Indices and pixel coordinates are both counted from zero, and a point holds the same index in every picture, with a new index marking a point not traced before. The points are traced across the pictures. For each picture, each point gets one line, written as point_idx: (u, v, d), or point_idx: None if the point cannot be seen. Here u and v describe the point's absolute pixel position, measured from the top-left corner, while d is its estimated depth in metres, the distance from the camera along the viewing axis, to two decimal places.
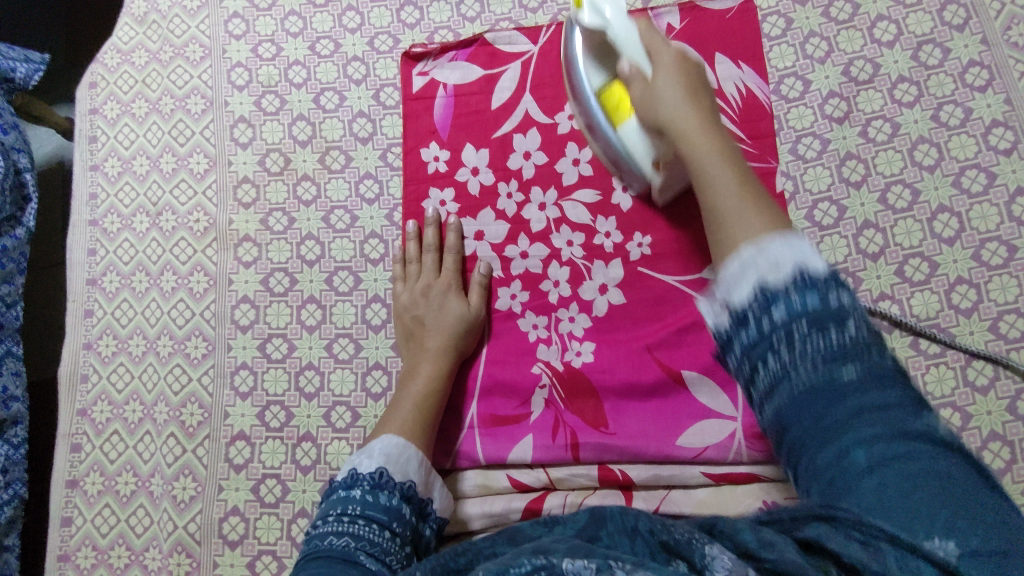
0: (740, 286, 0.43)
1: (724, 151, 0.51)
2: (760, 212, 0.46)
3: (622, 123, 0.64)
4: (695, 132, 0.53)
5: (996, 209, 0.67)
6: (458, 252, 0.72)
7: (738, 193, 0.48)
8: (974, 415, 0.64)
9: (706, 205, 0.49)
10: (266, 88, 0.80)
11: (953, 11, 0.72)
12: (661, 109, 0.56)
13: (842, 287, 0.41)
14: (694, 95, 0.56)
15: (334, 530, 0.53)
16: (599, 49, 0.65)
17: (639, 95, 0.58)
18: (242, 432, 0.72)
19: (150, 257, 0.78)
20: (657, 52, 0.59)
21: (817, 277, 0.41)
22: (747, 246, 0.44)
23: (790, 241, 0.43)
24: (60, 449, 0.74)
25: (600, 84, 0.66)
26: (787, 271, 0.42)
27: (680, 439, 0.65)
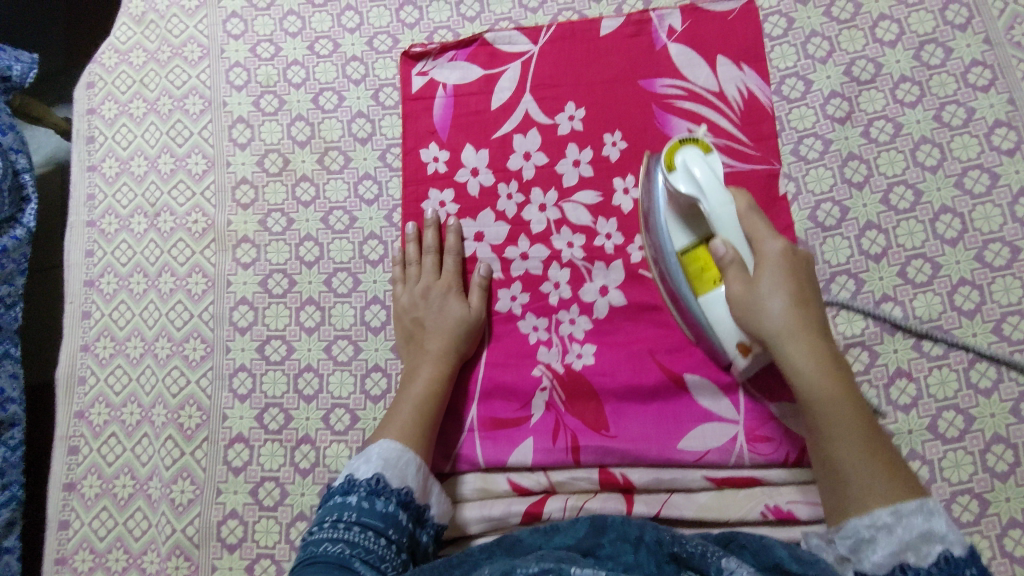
0: (871, 548, 0.49)
1: (848, 402, 0.54)
2: (886, 471, 0.52)
3: (705, 293, 0.61)
4: (813, 374, 0.55)
5: (999, 209, 0.67)
6: (457, 254, 0.72)
7: (863, 448, 0.53)
8: (977, 418, 0.63)
9: (834, 460, 0.54)
10: (264, 89, 0.80)
11: (956, 11, 0.71)
12: (770, 312, 0.57)
13: (974, 567, 0.46)
14: (806, 311, 0.57)
15: (329, 536, 0.53)
16: (685, 211, 0.62)
17: (739, 293, 0.58)
18: (241, 434, 0.71)
19: (147, 259, 0.77)
20: (761, 245, 0.58)
21: (960, 564, 0.46)
22: (882, 510, 0.50)
23: (924, 508, 0.49)
24: (58, 452, 0.74)
25: (684, 246, 0.62)
26: (931, 549, 0.47)
27: (682, 443, 0.64)
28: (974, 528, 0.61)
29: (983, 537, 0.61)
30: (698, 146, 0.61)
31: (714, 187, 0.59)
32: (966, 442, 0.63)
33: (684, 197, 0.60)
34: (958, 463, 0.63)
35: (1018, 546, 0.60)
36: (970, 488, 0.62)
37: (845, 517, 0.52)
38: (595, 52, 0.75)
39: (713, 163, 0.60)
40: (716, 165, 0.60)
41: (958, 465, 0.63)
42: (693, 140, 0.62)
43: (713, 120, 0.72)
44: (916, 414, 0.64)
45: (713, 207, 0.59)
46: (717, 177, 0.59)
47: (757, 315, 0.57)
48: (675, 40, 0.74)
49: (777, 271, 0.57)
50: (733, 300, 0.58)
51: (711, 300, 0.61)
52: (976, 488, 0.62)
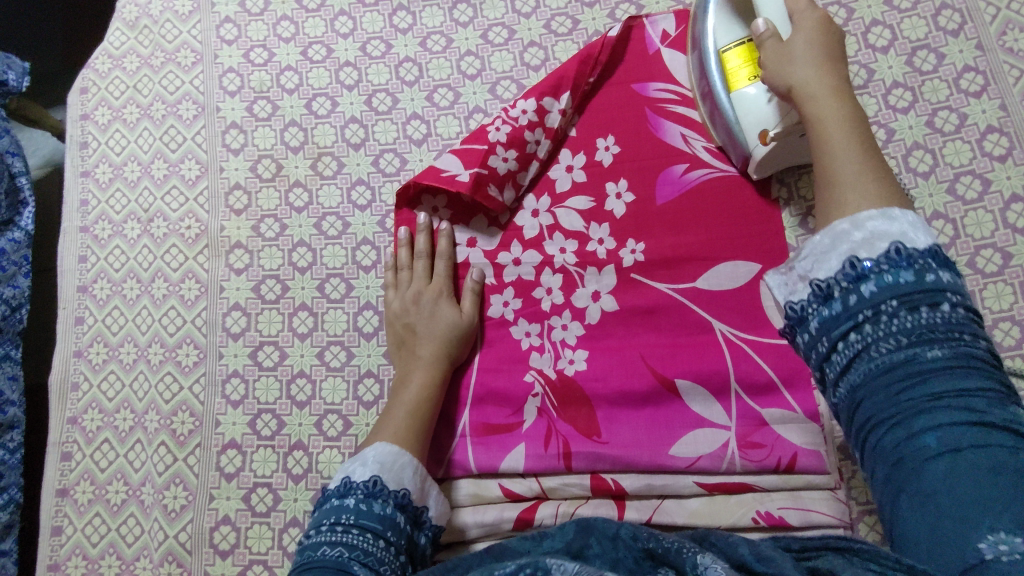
0: (829, 260, 0.45)
1: (858, 114, 0.52)
2: (871, 192, 0.47)
3: (738, 88, 0.65)
4: (826, 98, 0.54)
5: (991, 215, 0.67)
6: (449, 259, 0.72)
7: (860, 146, 0.50)
8: None
9: (824, 164, 0.51)
10: (257, 94, 0.80)
11: (948, 17, 0.72)
12: (794, 72, 0.56)
13: (941, 268, 0.43)
14: (834, 64, 0.56)
15: (328, 540, 0.53)
16: (738, 7, 0.67)
17: (769, 53, 0.59)
18: (233, 440, 0.71)
19: (140, 265, 0.77)
20: (800, 16, 0.59)
21: (914, 253, 0.43)
22: (842, 220, 0.46)
23: (889, 216, 0.45)
24: (50, 457, 0.74)
25: (725, 44, 0.66)
26: (883, 244, 0.44)
27: (673, 448, 0.64)
28: None
29: None
30: None
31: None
32: None
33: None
34: None
35: None
36: None
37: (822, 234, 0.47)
38: None
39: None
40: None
41: None
42: None
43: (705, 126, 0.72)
44: None
45: None
46: None
47: (781, 62, 0.57)
48: (669, 46, 0.74)
49: (807, 26, 0.58)
50: (764, 64, 0.59)
51: (741, 95, 0.65)
52: None
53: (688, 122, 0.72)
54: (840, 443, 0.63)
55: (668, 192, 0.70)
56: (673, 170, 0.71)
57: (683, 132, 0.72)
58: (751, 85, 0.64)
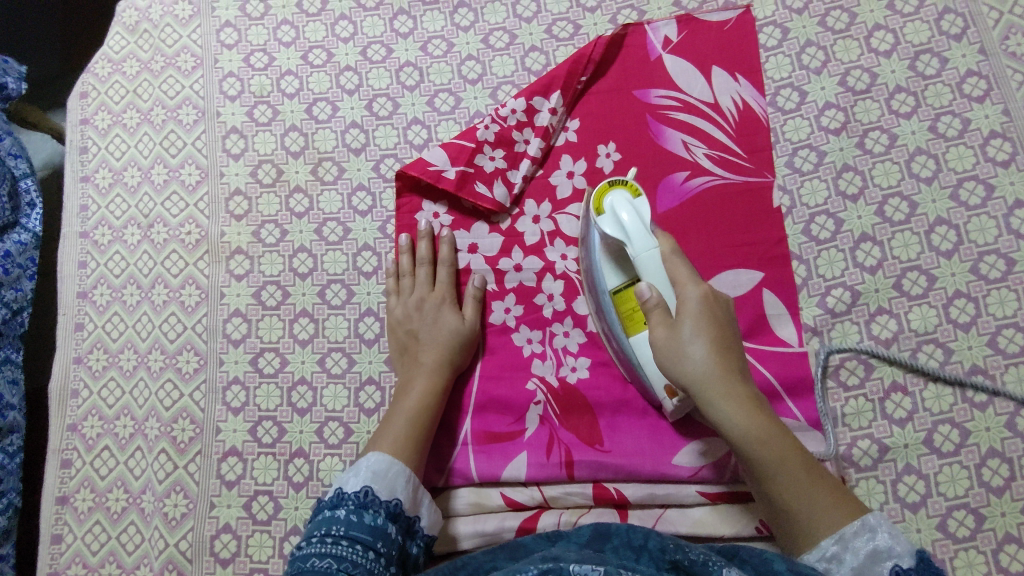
0: (834, 572, 0.49)
1: (773, 430, 0.53)
2: (826, 488, 0.52)
3: (635, 334, 0.61)
4: (742, 416, 0.53)
5: (994, 221, 0.67)
6: (451, 266, 0.72)
7: (804, 463, 0.53)
8: (972, 431, 0.63)
9: (767, 470, 0.53)
10: (257, 98, 0.80)
11: (951, 21, 0.71)
12: (693, 351, 0.54)
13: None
14: (728, 353, 0.55)
15: (317, 551, 0.52)
16: (618, 256, 0.62)
17: (662, 339, 0.56)
18: (234, 448, 0.71)
19: (140, 270, 0.77)
20: (682, 296, 0.56)
21: (909, 574, 0.46)
22: (825, 538, 0.50)
23: (866, 526, 0.49)
24: (50, 465, 0.73)
25: (616, 287, 0.62)
26: (882, 567, 0.47)
27: (676, 458, 0.64)
28: (969, 544, 0.60)
29: (978, 552, 0.60)
30: (627, 188, 0.61)
31: (640, 231, 0.59)
32: (961, 457, 0.62)
33: (612, 240, 0.61)
34: (954, 478, 0.62)
35: (1014, 562, 0.60)
36: (965, 503, 0.61)
37: (800, 549, 0.51)
38: None
39: (641, 206, 0.60)
40: (645, 208, 0.61)
41: (954, 480, 0.62)
42: (620, 181, 0.62)
43: (707, 133, 0.71)
44: (910, 428, 0.63)
45: (636, 251, 0.59)
46: (643, 219, 0.60)
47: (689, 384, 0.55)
48: (671, 52, 0.74)
49: (694, 340, 0.54)
50: (657, 344, 0.56)
51: (638, 342, 0.61)
52: (971, 503, 0.61)
53: (690, 129, 0.71)
54: (843, 452, 0.64)
55: (670, 200, 0.70)
56: (675, 177, 0.70)
57: (684, 139, 0.71)
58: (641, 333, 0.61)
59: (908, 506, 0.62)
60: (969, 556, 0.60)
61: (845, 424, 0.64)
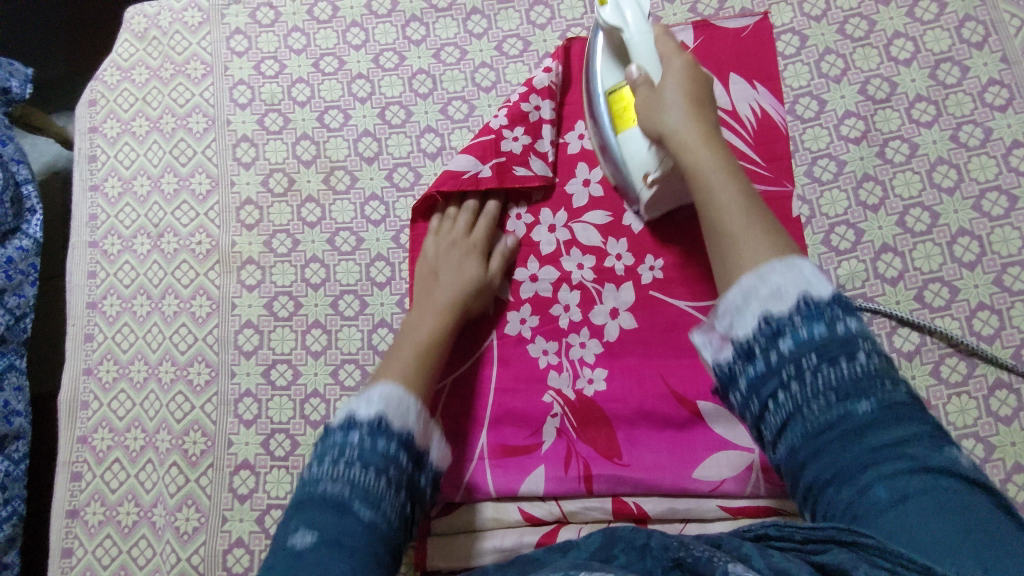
0: (743, 317, 0.49)
1: (732, 171, 0.56)
2: (771, 240, 0.51)
3: (625, 131, 0.64)
4: (693, 139, 0.57)
5: (1017, 232, 0.66)
6: (491, 218, 0.71)
7: (748, 214, 0.53)
8: (997, 446, 0.62)
9: (721, 221, 0.53)
10: (268, 106, 0.79)
11: (971, 29, 0.70)
12: (667, 118, 0.59)
13: (848, 315, 0.47)
14: (703, 117, 0.59)
15: (330, 475, 0.54)
16: (617, 49, 0.67)
17: (644, 103, 0.61)
18: (246, 461, 0.70)
19: (151, 280, 0.76)
20: (669, 64, 0.62)
21: (823, 305, 0.47)
22: (747, 274, 0.50)
23: (794, 266, 0.49)
24: (60, 478, 0.72)
25: (611, 86, 0.66)
26: (792, 293, 0.48)
27: (696, 472, 0.63)
28: None
29: None
30: None
31: (636, 22, 0.64)
32: (986, 471, 0.61)
33: (611, 30, 0.65)
34: None
35: None
36: None
37: (734, 280, 0.50)
38: None
39: (642, 4, 0.65)
40: (644, 5, 0.65)
41: None
42: None
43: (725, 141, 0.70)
44: None
45: (631, 37, 0.64)
46: (643, 19, 0.64)
47: (653, 104, 0.60)
48: None
49: (671, 74, 0.61)
50: (641, 107, 0.62)
51: (629, 136, 0.64)
52: None
53: None
54: None
55: (688, 209, 0.69)
56: None
57: None
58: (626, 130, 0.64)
59: None
60: None
61: None
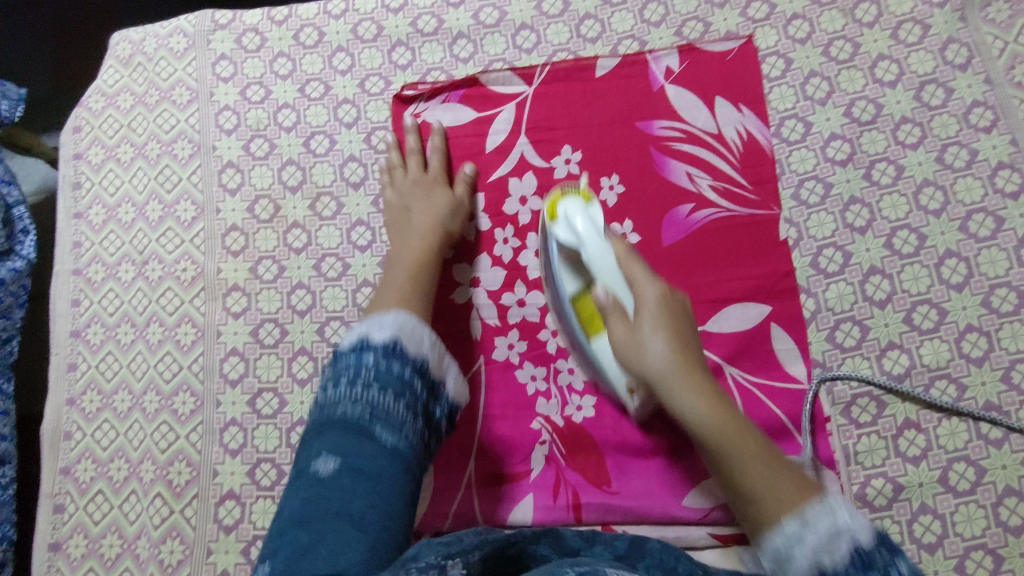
0: (794, 565, 0.46)
1: (731, 419, 0.53)
2: (785, 473, 0.51)
3: (596, 338, 0.62)
4: (691, 397, 0.53)
5: (1005, 254, 0.66)
6: (443, 153, 0.74)
7: (760, 456, 0.52)
8: (988, 469, 0.61)
9: (736, 466, 0.52)
10: (254, 132, 0.79)
11: (955, 50, 0.71)
12: (654, 360, 0.54)
13: (897, 557, 0.46)
14: (685, 347, 0.55)
15: (348, 395, 0.57)
16: (573, 258, 0.63)
17: (622, 340, 0.56)
18: (232, 491, 0.69)
19: (135, 308, 0.75)
20: (639, 290, 0.57)
21: (872, 553, 0.45)
22: (791, 520, 0.47)
23: (827, 507, 0.47)
24: (43, 510, 0.71)
25: (573, 291, 0.62)
26: (841, 549, 0.46)
27: (686, 499, 0.63)
28: None
29: None
30: (580, 197, 0.63)
31: (592, 235, 0.60)
32: (977, 495, 0.61)
33: (568, 245, 0.61)
34: (970, 518, 0.61)
35: None
36: (982, 544, 0.60)
37: (762, 536, 0.49)
38: (591, 94, 0.74)
39: (593, 212, 0.62)
40: (597, 214, 0.62)
41: (971, 520, 0.61)
42: (574, 191, 0.64)
43: (711, 164, 0.70)
44: (925, 466, 0.62)
45: (591, 253, 0.59)
46: (597, 225, 0.61)
47: (631, 360, 0.56)
48: (673, 82, 0.73)
49: (643, 330, 0.55)
50: (617, 342, 0.57)
51: (600, 342, 0.62)
52: (989, 543, 0.60)
53: (694, 160, 0.70)
54: (856, 491, 0.62)
55: (675, 233, 0.69)
56: (680, 211, 0.69)
57: (688, 171, 0.70)
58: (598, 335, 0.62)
59: (924, 546, 0.60)
60: None
61: (857, 463, 0.63)
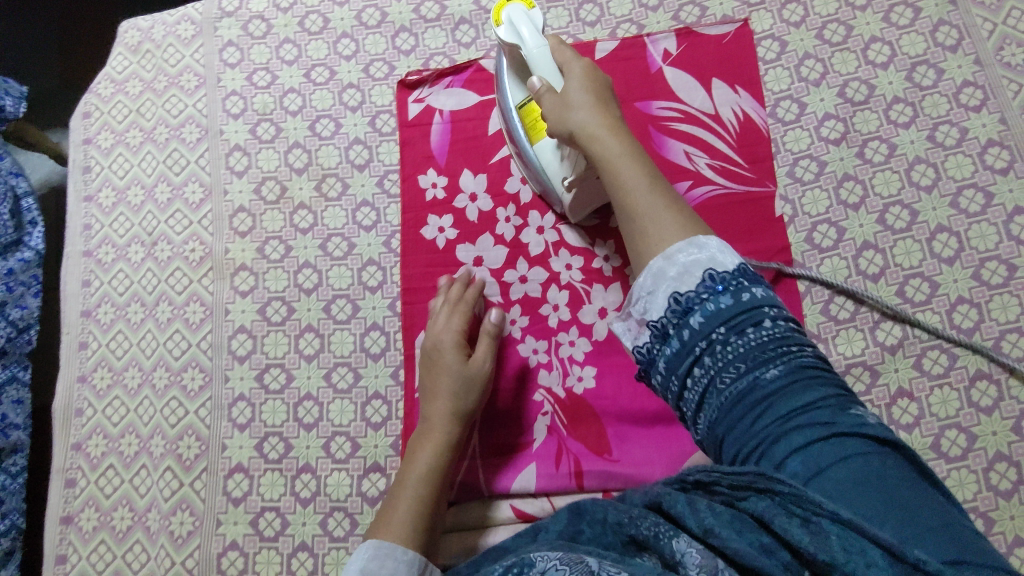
0: (657, 295, 0.50)
1: (633, 160, 0.57)
2: (672, 216, 0.54)
3: (538, 142, 0.67)
4: (592, 118, 0.59)
5: (994, 228, 0.67)
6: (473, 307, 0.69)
7: (650, 188, 0.55)
8: (979, 436, 0.63)
9: (630, 225, 0.55)
10: (261, 116, 0.80)
11: (945, 33, 0.72)
12: (572, 119, 0.60)
13: (753, 283, 0.49)
14: (606, 108, 0.60)
15: None
16: (519, 66, 0.68)
17: (551, 109, 0.62)
18: (240, 464, 0.71)
19: (145, 288, 0.77)
20: (569, 70, 0.62)
21: (728, 277, 0.49)
22: (657, 257, 0.51)
23: (696, 245, 0.51)
24: (54, 485, 0.73)
25: (521, 100, 0.68)
26: (696, 276, 0.49)
27: (684, 467, 0.65)
28: None
29: None
30: (524, 3, 0.65)
31: (533, 37, 0.64)
32: (969, 461, 0.63)
33: (509, 47, 0.65)
34: (962, 483, 0.62)
35: None
36: (974, 507, 0.62)
37: (639, 272, 0.53)
38: None
39: (535, 19, 0.65)
40: (538, 21, 0.65)
41: (962, 485, 0.62)
42: None
43: (708, 143, 0.72)
44: (917, 433, 0.64)
45: (529, 53, 0.64)
46: (540, 32, 0.64)
47: (561, 109, 0.61)
48: (670, 64, 0.75)
49: (570, 95, 0.61)
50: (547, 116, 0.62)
51: (542, 147, 0.67)
52: (981, 507, 0.61)
53: (691, 138, 0.72)
54: None
55: None
56: (678, 187, 0.71)
57: (686, 149, 0.72)
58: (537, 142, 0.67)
59: None
60: None
61: None
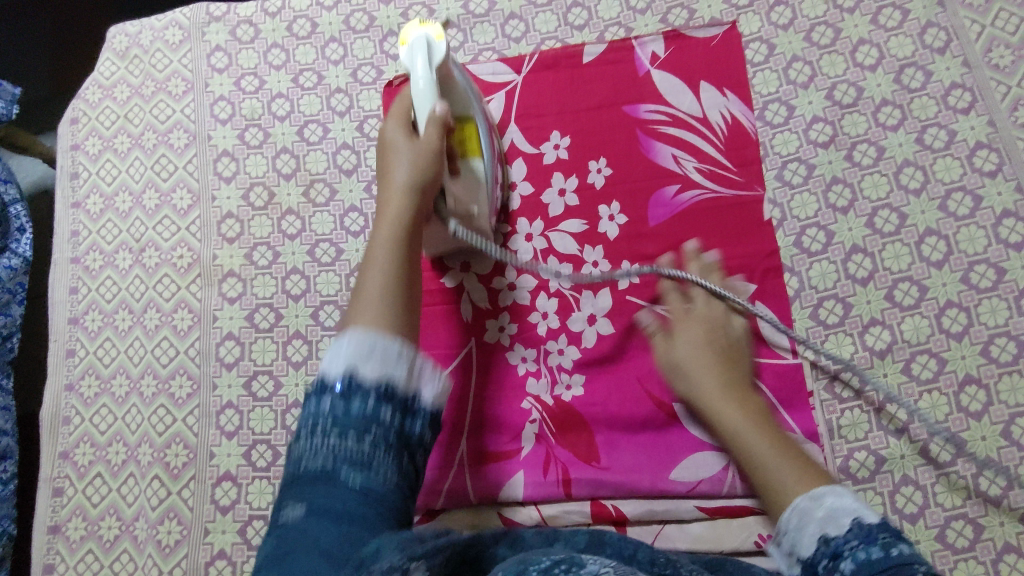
0: (804, 543, 0.53)
1: (762, 427, 0.59)
2: (803, 468, 0.57)
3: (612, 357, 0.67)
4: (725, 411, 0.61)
5: (983, 232, 0.67)
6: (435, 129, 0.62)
7: (775, 449, 0.58)
8: (968, 441, 0.63)
9: (764, 475, 0.57)
10: (248, 121, 0.80)
11: (934, 34, 0.72)
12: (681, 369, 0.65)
13: (902, 541, 0.49)
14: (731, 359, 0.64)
15: (310, 450, 0.52)
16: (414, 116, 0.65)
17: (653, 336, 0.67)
18: (228, 472, 0.71)
19: (132, 295, 0.77)
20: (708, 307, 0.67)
21: (874, 529, 0.50)
22: (801, 496, 0.54)
23: (834, 490, 0.54)
24: (42, 494, 0.72)
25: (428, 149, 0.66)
26: (842, 521, 0.51)
27: (673, 473, 0.64)
28: (968, 554, 0.60)
29: (977, 562, 0.60)
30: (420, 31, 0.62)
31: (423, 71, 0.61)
32: (958, 467, 0.62)
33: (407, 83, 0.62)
34: (951, 488, 0.62)
35: (1013, 572, 0.60)
36: (964, 513, 0.61)
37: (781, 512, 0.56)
38: (578, 79, 0.75)
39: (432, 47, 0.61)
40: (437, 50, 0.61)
41: (951, 490, 0.62)
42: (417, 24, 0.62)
43: (697, 147, 0.72)
44: (906, 439, 0.64)
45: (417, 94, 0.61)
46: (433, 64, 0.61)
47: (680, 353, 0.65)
48: (658, 67, 0.74)
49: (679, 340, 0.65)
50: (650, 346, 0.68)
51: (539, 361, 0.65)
52: (969, 513, 0.61)
53: (679, 142, 0.72)
54: (839, 464, 0.64)
55: (662, 214, 0.70)
56: (666, 192, 0.71)
57: (674, 153, 0.72)
58: (480, 160, 0.66)
59: (907, 516, 0.62)
60: (969, 567, 0.60)
61: (841, 436, 0.64)
